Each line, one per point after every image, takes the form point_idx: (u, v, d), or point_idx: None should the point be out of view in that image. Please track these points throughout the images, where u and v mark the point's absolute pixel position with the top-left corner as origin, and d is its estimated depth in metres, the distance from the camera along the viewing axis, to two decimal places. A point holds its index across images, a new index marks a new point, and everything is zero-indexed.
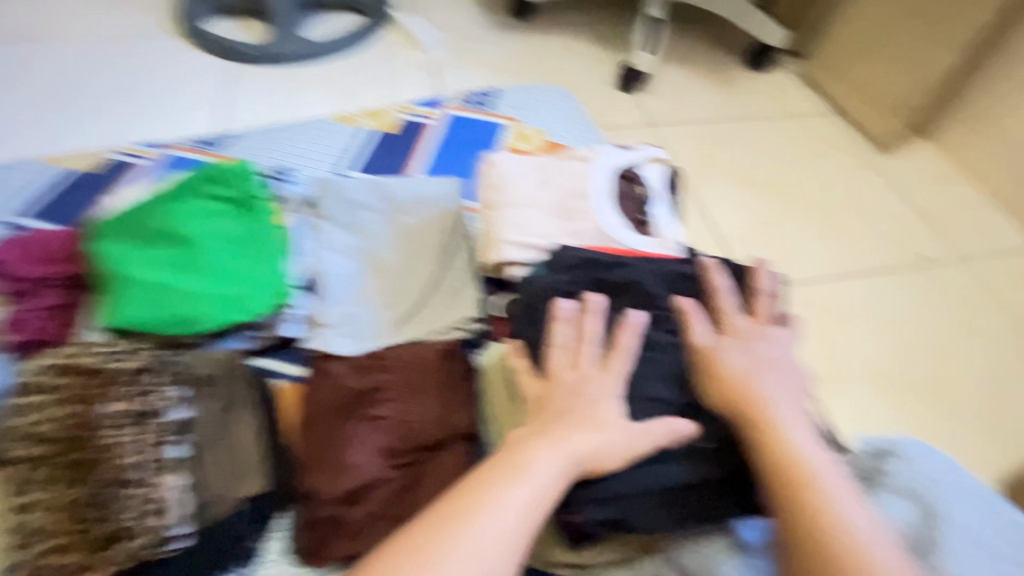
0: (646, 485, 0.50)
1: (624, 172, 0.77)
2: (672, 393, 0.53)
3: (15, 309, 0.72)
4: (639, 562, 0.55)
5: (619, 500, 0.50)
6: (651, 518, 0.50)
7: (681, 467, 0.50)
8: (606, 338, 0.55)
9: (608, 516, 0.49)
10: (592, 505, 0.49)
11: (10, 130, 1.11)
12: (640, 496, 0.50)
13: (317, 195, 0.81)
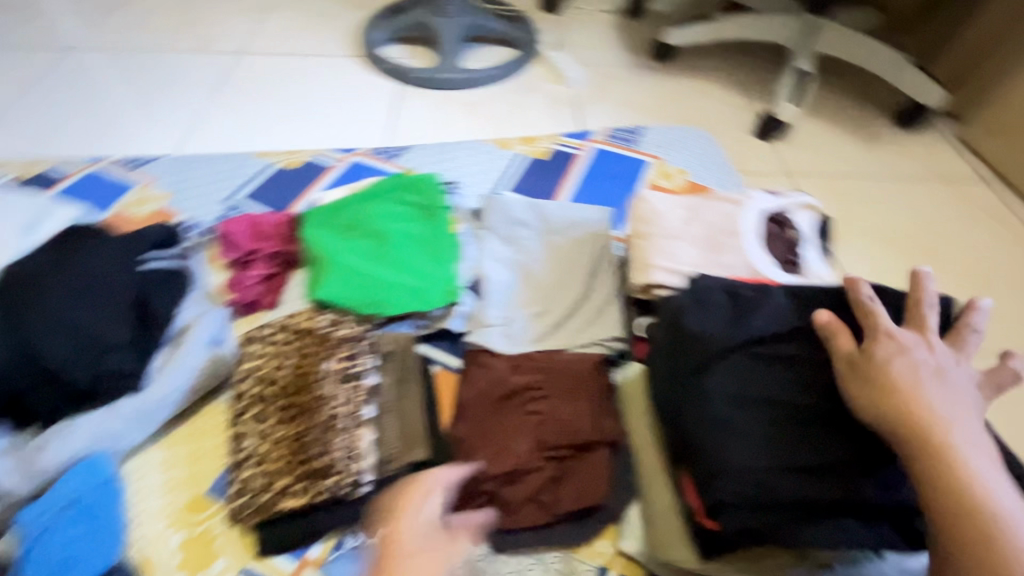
0: (783, 500, 0.52)
1: (772, 216, 0.75)
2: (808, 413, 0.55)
3: (240, 275, 0.88)
4: None
5: (755, 510, 0.52)
6: (788, 533, 0.51)
7: (820, 488, 0.52)
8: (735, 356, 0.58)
9: (743, 524, 0.52)
10: (728, 512, 0.52)
11: (224, 125, 1.33)
12: (776, 510, 0.52)
13: (483, 209, 0.92)
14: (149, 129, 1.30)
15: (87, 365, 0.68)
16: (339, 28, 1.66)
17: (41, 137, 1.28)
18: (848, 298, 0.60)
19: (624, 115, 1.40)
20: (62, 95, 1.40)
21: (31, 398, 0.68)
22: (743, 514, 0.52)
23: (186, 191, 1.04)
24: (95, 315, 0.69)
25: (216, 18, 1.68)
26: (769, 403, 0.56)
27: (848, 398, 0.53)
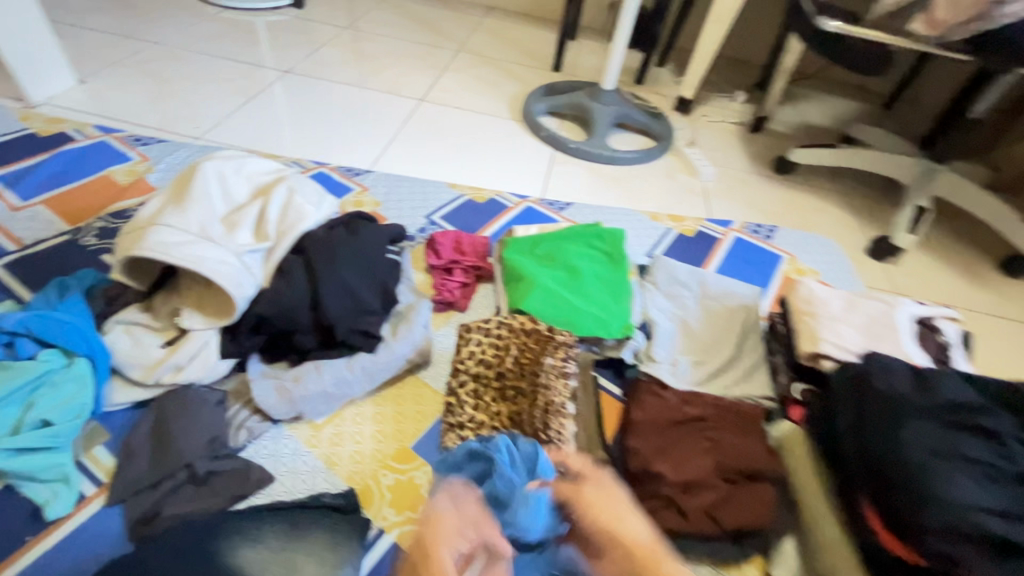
0: (986, 531, 0.52)
1: (921, 320, 0.88)
2: (1001, 465, 0.57)
3: (442, 279, 1.04)
4: None
5: (959, 539, 0.53)
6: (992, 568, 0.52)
7: None
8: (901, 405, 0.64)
9: (948, 551, 0.53)
10: (932, 538, 0.54)
11: (407, 152, 1.56)
12: (977, 542, 0.53)
13: (650, 268, 1.08)
14: (348, 146, 1.55)
15: (348, 323, 0.84)
16: (501, 94, 1.93)
17: (262, 138, 1.54)
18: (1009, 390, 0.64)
19: (749, 212, 1.55)
20: (278, 107, 1.68)
21: (298, 337, 0.84)
22: (947, 539, 0.53)
23: (391, 204, 1.24)
24: (358, 281, 0.86)
25: (400, 67, 2.00)
26: (961, 458, 0.57)
27: (851, 450, 0.64)
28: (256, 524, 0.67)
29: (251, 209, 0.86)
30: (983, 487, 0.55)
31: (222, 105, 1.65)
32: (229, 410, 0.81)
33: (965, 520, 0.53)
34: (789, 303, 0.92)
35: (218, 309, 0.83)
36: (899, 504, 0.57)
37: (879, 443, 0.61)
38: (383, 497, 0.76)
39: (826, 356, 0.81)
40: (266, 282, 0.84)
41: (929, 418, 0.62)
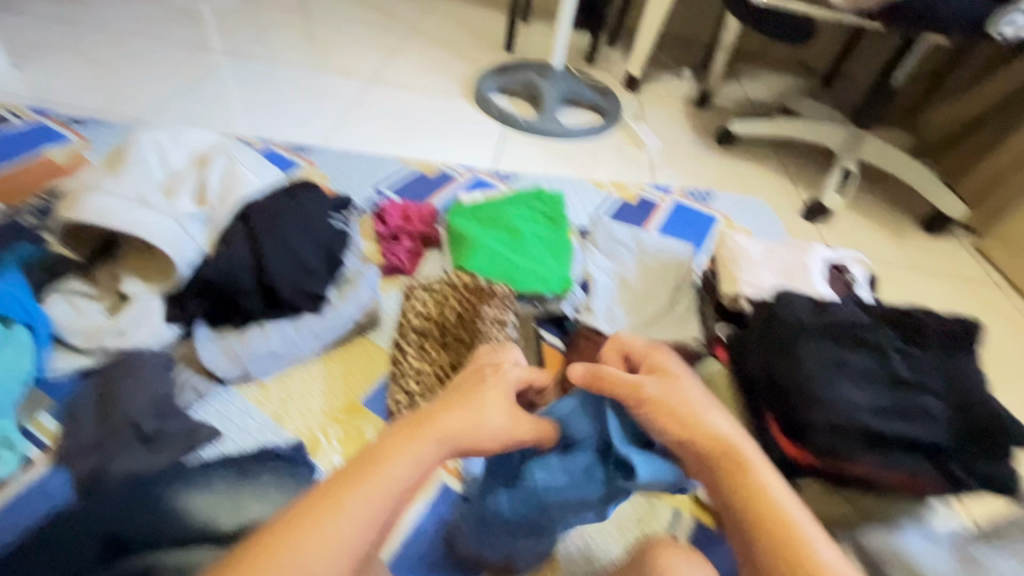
0: (861, 426, 0.60)
1: (833, 263, 0.95)
2: (878, 373, 0.64)
3: (389, 246, 1.07)
4: (856, 523, 0.73)
5: (839, 434, 0.61)
6: (865, 457, 0.60)
7: (898, 426, 0.60)
8: (800, 328, 0.70)
9: (830, 446, 0.60)
10: (818, 436, 0.61)
11: (358, 131, 1.57)
12: (854, 436, 0.60)
13: (590, 229, 1.14)
14: (297, 126, 1.55)
15: (291, 283, 0.86)
16: (453, 75, 1.95)
17: (208, 120, 1.52)
18: (894, 312, 0.72)
19: (693, 181, 1.62)
20: (224, 89, 1.66)
21: (242, 300, 0.85)
22: (830, 435, 0.61)
23: (340, 179, 1.26)
24: (301, 245, 0.88)
25: (351, 50, 1.99)
26: (847, 368, 0.65)
27: (761, 373, 0.71)
28: (203, 474, 0.69)
29: (189, 177, 0.89)
30: (862, 391, 0.62)
31: (166, 89, 1.63)
32: (177, 372, 0.82)
33: (849, 418, 0.61)
34: (715, 254, 0.99)
35: (161, 274, 0.86)
36: (793, 410, 0.63)
37: (778, 362, 0.68)
38: (331, 446, 0.79)
39: (743, 297, 0.88)
40: (208, 247, 0.86)
41: (822, 339, 0.68)
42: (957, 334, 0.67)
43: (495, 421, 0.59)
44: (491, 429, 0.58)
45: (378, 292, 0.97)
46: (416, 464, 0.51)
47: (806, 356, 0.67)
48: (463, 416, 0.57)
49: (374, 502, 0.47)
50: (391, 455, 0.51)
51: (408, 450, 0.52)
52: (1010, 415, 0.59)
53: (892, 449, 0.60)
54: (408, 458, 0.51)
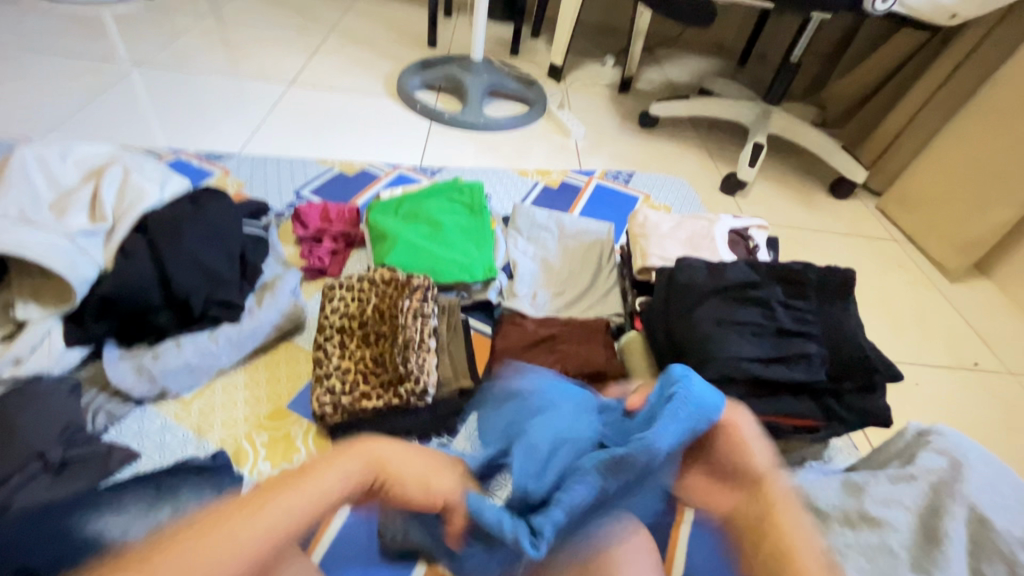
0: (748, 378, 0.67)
1: (736, 231, 1.02)
2: (764, 328, 0.72)
3: (311, 248, 1.06)
4: None
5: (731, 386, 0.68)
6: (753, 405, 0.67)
7: (779, 374, 0.68)
8: (695, 293, 0.76)
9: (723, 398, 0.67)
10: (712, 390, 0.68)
11: (276, 135, 1.52)
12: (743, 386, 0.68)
13: (512, 215, 1.16)
14: (210, 133, 1.49)
15: (204, 295, 0.84)
16: (375, 73, 1.92)
17: (113, 133, 1.44)
18: (779, 266, 0.78)
19: (617, 164, 1.67)
20: (128, 99, 1.58)
21: (152, 316, 0.83)
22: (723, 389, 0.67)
23: (257, 186, 1.23)
24: (211, 254, 0.86)
25: (266, 52, 1.93)
26: (738, 324, 0.72)
27: (667, 338, 0.76)
28: (115, 496, 0.66)
29: (81, 193, 0.87)
30: (749, 346, 0.69)
31: (64, 103, 1.53)
32: (84, 397, 0.80)
33: (736, 370, 0.68)
34: (628, 231, 1.03)
35: (57, 297, 0.81)
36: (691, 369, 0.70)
37: (679, 327, 0.74)
38: (257, 453, 0.79)
39: (652, 268, 0.93)
40: (108, 264, 0.83)
41: (714, 300, 0.75)
42: (828, 282, 0.75)
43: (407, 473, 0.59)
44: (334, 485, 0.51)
45: (299, 294, 0.96)
46: (342, 475, 0.52)
47: (700, 320, 0.73)
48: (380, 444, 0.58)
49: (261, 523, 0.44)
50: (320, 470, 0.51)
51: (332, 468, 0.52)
52: (874, 354, 0.69)
53: (777, 394, 0.68)
54: (328, 477, 0.51)
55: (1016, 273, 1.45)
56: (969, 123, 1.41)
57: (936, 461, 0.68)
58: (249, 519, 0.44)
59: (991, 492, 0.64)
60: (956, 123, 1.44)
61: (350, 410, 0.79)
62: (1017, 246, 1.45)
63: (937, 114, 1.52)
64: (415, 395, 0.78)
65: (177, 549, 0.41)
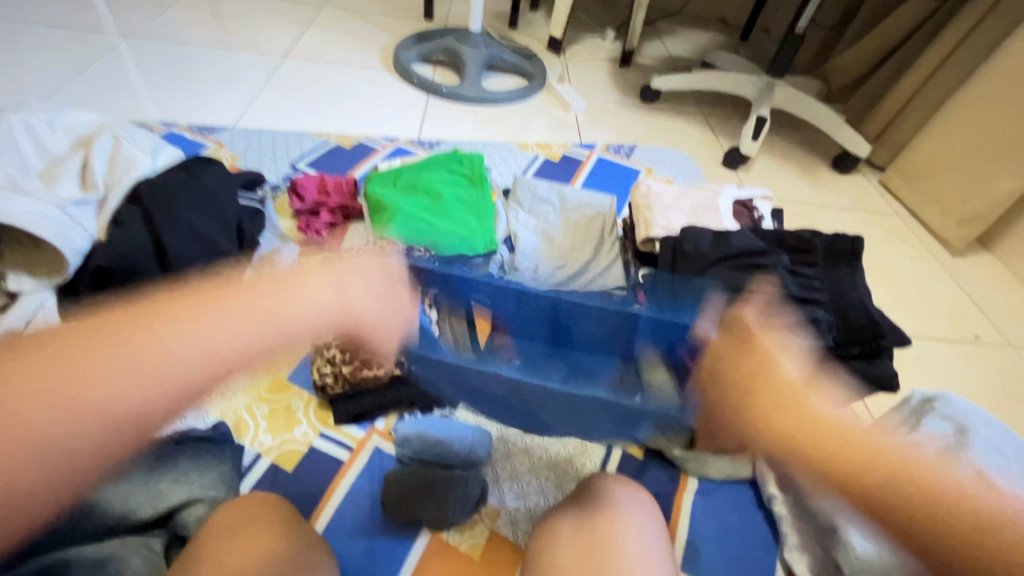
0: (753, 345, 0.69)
1: (741, 202, 1.01)
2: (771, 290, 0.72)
3: (309, 221, 1.04)
4: None
5: None
6: None
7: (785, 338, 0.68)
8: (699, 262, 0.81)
9: None
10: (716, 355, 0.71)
11: (270, 109, 1.49)
12: None
13: (512, 188, 1.14)
14: (203, 107, 1.46)
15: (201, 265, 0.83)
16: (371, 45, 1.87)
17: (103, 106, 1.41)
18: (784, 236, 0.80)
19: (619, 138, 1.64)
20: (117, 72, 1.54)
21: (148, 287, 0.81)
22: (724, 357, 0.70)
23: (252, 158, 1.21)
24: (207, 223, 0.84)
25: (258, 25, 1.87)
26: (751, 290, 0.73)
27: (676, 306, 0.80)
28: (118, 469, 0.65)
29: (72, 161, 0.85)
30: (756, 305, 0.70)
31: (51, 75, 1.49)
32: None
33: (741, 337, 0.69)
34: (632, 202, 1.01)
35: (49, 267, 0.79)
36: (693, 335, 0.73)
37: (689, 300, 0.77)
38: (258, 425, 0.80)
39: (657, 238, 0.92)
40: (101, 234, 0.81)
41: (721, 270, 0.78)
42: (834, 247, 0.75)
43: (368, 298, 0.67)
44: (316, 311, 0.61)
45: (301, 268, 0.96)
46: (321, 303, 0.61)
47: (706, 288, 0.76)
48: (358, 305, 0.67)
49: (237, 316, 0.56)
50: (294, 292, 0.60)
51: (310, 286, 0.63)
52: (883, 320, 0.70)
53: None
54: (315, 298, 0.61)
55: (1019, 248, 1.44)
56: (977, 94, 1.38)
57: (942, 427, 0.68)
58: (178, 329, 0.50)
59: (994, 454, 0.65)
60: (962, 95, 1.41)
61: (352, 380, 0.80)
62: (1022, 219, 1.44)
63: (942, 86, 1.49)
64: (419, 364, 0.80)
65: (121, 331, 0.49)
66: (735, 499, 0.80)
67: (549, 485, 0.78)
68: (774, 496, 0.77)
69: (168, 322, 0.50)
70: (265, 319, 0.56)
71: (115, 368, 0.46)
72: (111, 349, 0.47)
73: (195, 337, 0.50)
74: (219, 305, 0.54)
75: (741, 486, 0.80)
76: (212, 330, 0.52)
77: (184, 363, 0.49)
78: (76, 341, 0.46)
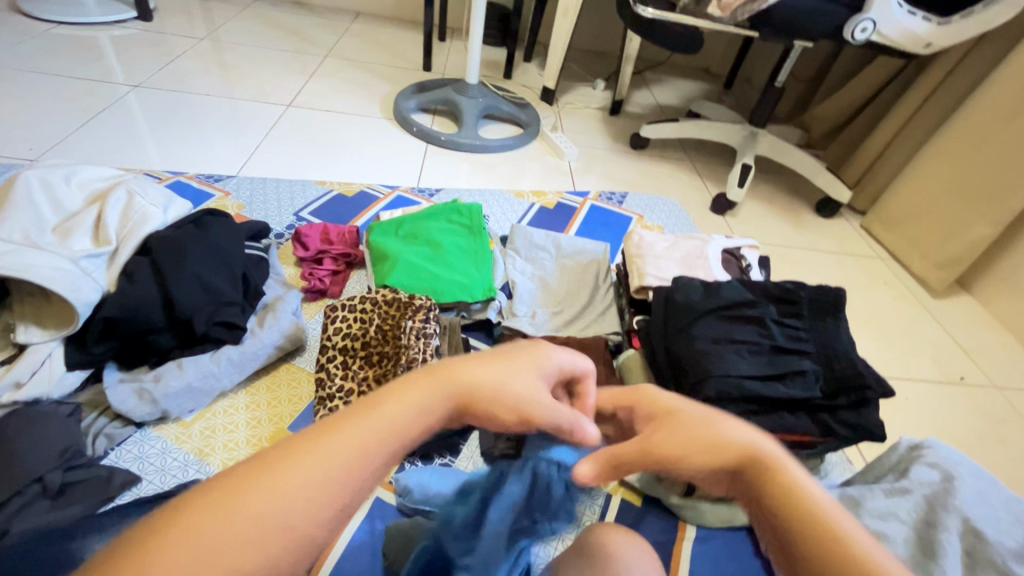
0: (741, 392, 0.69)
1: (728, 250, 1.05)
2: (757, 338, 0.74)
3: (311, 271, 1.06)
4: None
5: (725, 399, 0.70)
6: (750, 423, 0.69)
7: (777, 384, 0.70)
8: (686, 301, 0.80)
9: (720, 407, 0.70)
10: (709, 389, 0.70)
11: (274, 156, 1.54)
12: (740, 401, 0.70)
13: (509, 235, 1.18)
14: (209, 154, 1.51)
15: (206, 316, 0.85)
16: (372, 95, 1.95)
17: (110, 155, 1.45)
18: (769, 288, 0.81)
19: (610, 185, 1.70)
20: (126, 121, 1.59)
21: (154, 337, 0.83)
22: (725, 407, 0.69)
23: (256, 208, 1.26)
24: (214, 275, 0.87)
25: (263, 75, 1.95)
26: (735, 342, 0.74)
27: (674, 353, 0.77)
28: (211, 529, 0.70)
29: (85, 215, 0.88)
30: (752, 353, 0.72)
31: (61, 124, 1.54)
32: (84, 421, 0.78)
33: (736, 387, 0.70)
34: (625, 251, 1.06)
35: (59, 319, 0.81)
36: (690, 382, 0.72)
37: (682, 348, 0.75)
38: None
39: (649, 287, 0.96)
40: (112, 286, 0.84)
41: (711, 316, 0.77)
42: (819, 298, 0.78)
43: (520, 374, 0.45)
44: (419, 418, 0.40)
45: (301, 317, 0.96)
46: (419, 417, 0.40)
47: (699, 333, 0.76)
48: (472, 366, 0.43)
49: (347, 459, 0.36)
50: (386, 407, 0.39)
51: (413, 394, 0.40)
52: (868, 371, 0.71)
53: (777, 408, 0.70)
54: (411, 412, 0.40)
55: (997, 291, 1.50)
56: (947, 148, 1.47)
57: (928, 474, 0.70)
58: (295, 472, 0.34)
59: (980, 501, 0.67)
60: (933, 149, 1.50)
61: None
62: (1001, 261, 1.49)
63: (913, 139, 1.59)
64: None
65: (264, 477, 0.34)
66: (730, 548, 0.79)
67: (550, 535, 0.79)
68: None
69: (309, 450, 0.36)
70: (380, 448, 0.37)
71: (209, 565, 0.30)
72: (252, 500, 0.33)
73: (275, 508, 0.33)
74: (330, 451, 0.36)
75: (738, 535, 0.80)
76: (271, 526, 0.32)
77: (259, 533, 0.32)
78: (206, 508, 0.32)
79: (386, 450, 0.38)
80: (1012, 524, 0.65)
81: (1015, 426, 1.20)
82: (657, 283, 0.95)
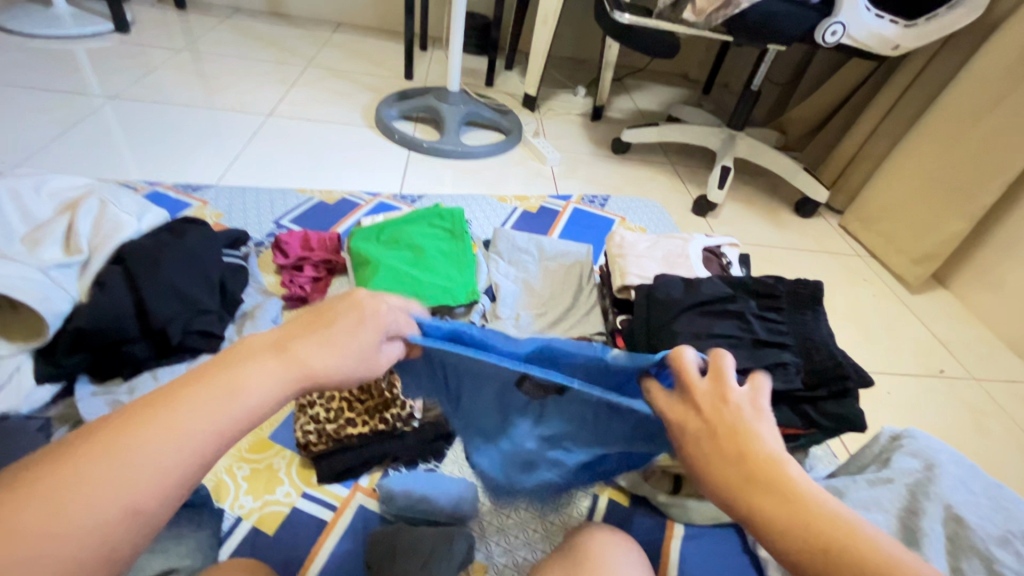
0: None
1: (709, 248, 1.06)
2: (738, 332, 0.75)
3: (291, 278, 1.05)
4: None
5: None
6: None
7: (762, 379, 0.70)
8: (664, 299, 0.80)
9: None
10: None
11: (254, 165, 1.53)
12: None
13: (492, 238, 1.18)
14: (187, 164, 1.49)
15: (181, 325, 0.83)
16: (354, 104, 1.95)
17: (85, 166, 1.43)
18: (748, 281, 0.81)
19: (593, 189, 1.71)
20: (102, 133, 1.57)
21: (128, 348, 0.81)
22: None
23: (236, 216, 1.24)
24: (191, 283, 0.85)
25: (244, 85, 1.94)
26: (716, 337, 0.74)
27: (657, 351, 0.77)
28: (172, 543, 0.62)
29: (55, 225, 0.86)
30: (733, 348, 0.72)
31: (35, 136, 1.51)
32: (54, 435, 0.76)
33: None
34: (607, 251, 1.06)
35: (28, 331, 0.79)
36: None
37: (665, 345, 0.76)
38: (239, 486, 0.78)
39: (631, 286, 0.96)
40: (83, 296, 0.82)
41: (691, 313, 0.78)
42: (797, 291, 0.79)
43: (325, 350, 0.44)
44: (259, 388, 0.40)
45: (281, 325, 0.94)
46: (262, 384, 0.41)
47: (682, 330, 0.76)
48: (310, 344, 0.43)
49: (185, 423, 0.37)
50: (231, 376, 0.40)
51: (256, 365, 0.41)
52: (847, 362, 0.71)
53: None
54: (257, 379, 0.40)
55: (972, 285, 1.53)
56: (920, 145, 1.50)
57: (909, 463, 0.71)
58: (135, 436, 0.36)
59: (960, 488, 0.67)
60: (906, 147, 1.54)
61: (335, 436, 0.80)
62: (975, 256, 1.52)
63: (885, 139, 1.63)
64: (401, 419, 0.81)
65: (111, 437, 0.35)
66: (719, 543, 0.79)
67: (537, 537, 0.78)
68: (758, 539, 0.77)
69: (77, 462, 0.34)
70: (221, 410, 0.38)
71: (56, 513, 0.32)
72: (91, 460, 0.34)
73: (64, 511, 0.33)
74: (160, 426, 0.36)
75: (727, 532, 0.80)
76: (106, 481, 0.34)
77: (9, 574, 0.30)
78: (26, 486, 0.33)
79: (221, 415, 0.38)
80: (994, 509, 0.66)
81: (993, 416, 1.22)
82: (639, 282, 0.95)
